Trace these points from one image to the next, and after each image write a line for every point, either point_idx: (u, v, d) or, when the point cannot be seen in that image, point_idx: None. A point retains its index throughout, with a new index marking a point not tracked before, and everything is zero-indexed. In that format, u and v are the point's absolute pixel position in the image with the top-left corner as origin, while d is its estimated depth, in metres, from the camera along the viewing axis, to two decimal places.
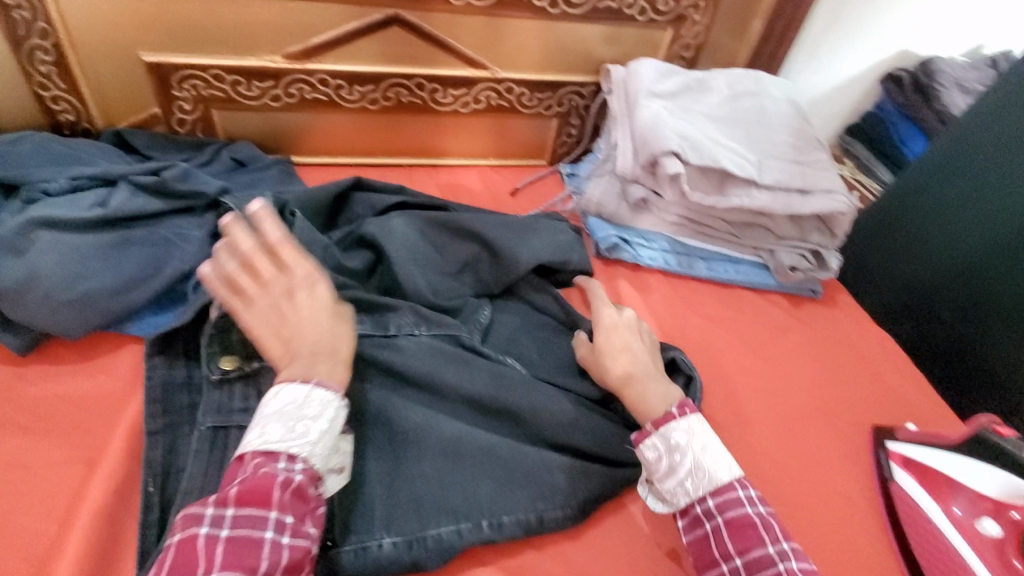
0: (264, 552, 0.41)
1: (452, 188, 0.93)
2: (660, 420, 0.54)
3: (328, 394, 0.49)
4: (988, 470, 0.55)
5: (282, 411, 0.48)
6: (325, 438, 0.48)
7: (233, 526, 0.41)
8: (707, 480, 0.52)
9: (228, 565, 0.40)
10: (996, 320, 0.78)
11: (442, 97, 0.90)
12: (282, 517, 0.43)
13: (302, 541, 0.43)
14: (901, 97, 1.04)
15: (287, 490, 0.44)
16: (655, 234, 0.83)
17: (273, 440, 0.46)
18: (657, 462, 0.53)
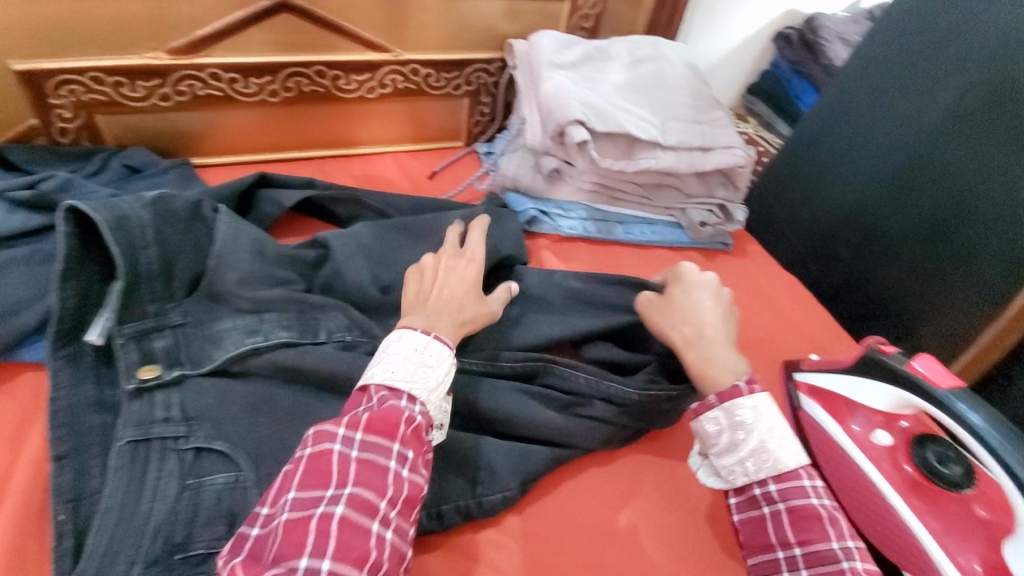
0: (387, 478, 0.46)
1: (368, 177, 0.91)
2: (725, 394, 0.53)
3: (442, 350, 0.54)
4: (879, 387, 0.56)
5: (406, 354, 0.53)
6: (437, 389, 0.53)
7: (362, 449, 0.47)
8: (769, 463, 0.50)
9: (360, 482, 0.45)
10: (883, 252, 0.83)
11: (346, 84, 0.87)
12: (405, 450, 0.48)
13: (417, 478, 0.48)
14: (793, 54, 1.10)
15: (408, 427, 0.49)
16: (573, 204, 0.85)
17: (398, 378, 0.51)
18: (717, 436, 0.52)
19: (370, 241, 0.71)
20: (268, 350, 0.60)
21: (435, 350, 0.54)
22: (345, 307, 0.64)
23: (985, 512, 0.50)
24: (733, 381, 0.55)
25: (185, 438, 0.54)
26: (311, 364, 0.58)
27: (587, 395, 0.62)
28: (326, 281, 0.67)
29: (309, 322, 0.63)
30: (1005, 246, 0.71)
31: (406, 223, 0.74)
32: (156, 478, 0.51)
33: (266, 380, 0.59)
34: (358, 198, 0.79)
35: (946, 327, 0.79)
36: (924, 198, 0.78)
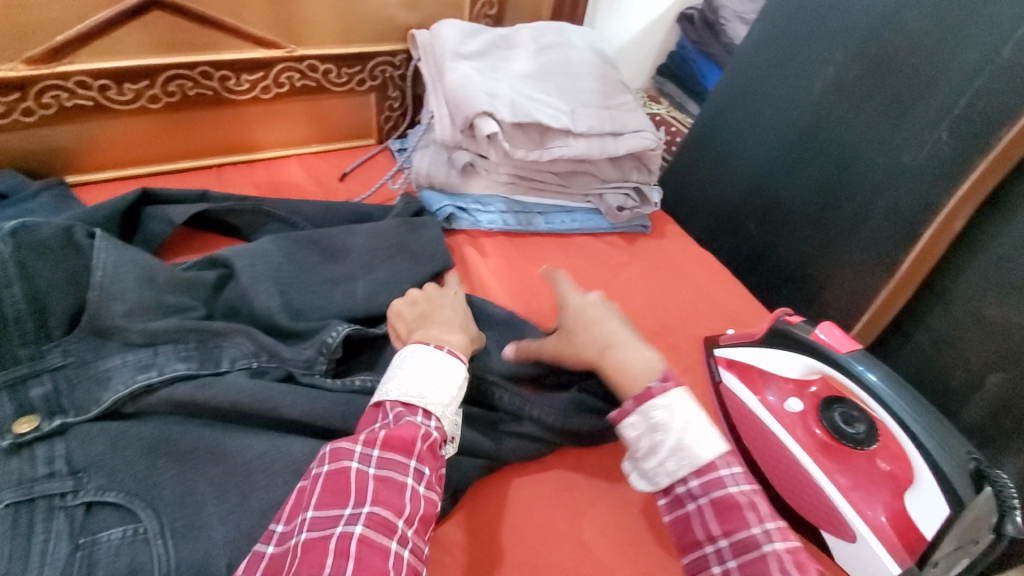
0: (404, 495, 0.46)
1: (273, 183, 0.85)
2: (640, 396, 0.50)
3: (455, 363, 0.54)
4: (789, 356, 0.58)
5: (419, 370, 0.53)
6: (453, 403, 0.52)
7: (380, 466, 0.46)
8: (689, 459, 0.47)
9: (377, 500, 0.45)
10: (786, 222, 0.87)
11: (236, 85, 0.81)
12: (422, 467, 0.47)
13: (434, 496, 0.48)
14: (695, 34, 1.13)
15: (425, 442, 0.48)
16: (490, 197, 0.84)
17: (412, 393, 0.51)
18: (638, 440, 0.49)
19: (274, 254, 0.66)
20: (163, 386, 0.55)
21: (449, 363, 0.54)
22: (248, 331, 0.60)
23: (887, 464, 0.53)
24: (646, 383, 0.53)
25: (73, 493, 0.49)
26: (213, 396, 0.54)
27: (512, 414, 0.59)
28: (231, 304, 0.63)
29: (210, 351, 0.58)
30: (891, 208, 0.75)
31: (317, 237, 0.70)
32: (43, 543, 0.46)
33: (166, 418, 0.54)
34: (258, 207, 0.73)
35: (843, 290, 0.81)
36: (819, 167, 0.82)
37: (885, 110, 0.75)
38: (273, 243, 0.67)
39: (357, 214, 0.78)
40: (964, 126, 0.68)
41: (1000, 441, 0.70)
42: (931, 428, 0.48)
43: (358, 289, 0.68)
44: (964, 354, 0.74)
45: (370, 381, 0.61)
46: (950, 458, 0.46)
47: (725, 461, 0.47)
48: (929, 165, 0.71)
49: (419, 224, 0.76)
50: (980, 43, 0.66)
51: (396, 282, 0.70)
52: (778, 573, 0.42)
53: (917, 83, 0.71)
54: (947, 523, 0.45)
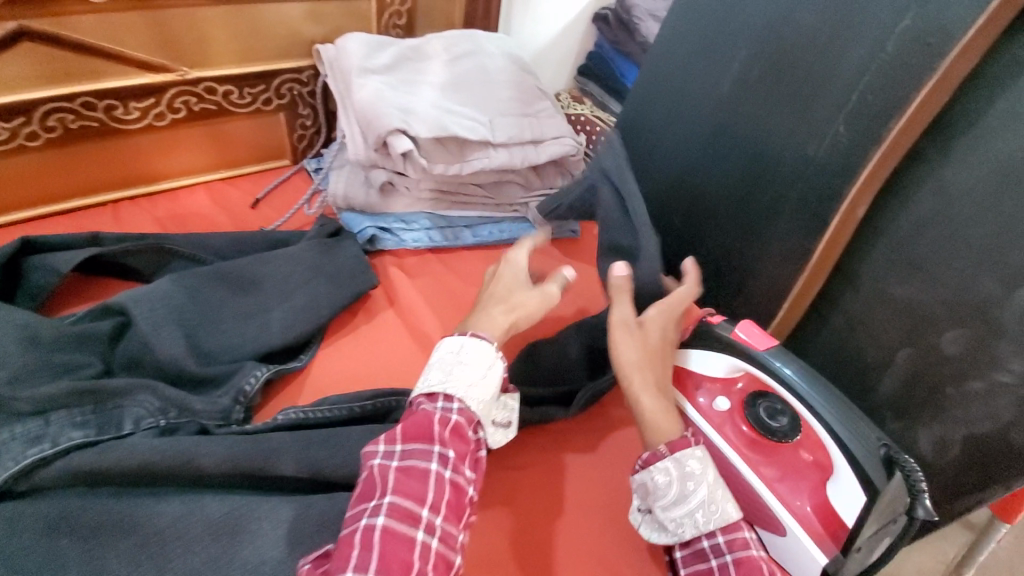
0: (429, 483, 0.44)
1: (178, 217, 0.80)
2: (676, 444, 0.51)
3: (480, 344, 0.52)
4: (714, 356, 0.59)
5: (442, 360, 0.51)
6: (480, 383, 0.50)
7: (401, 457, 0.45)
8: (717, 515, 0.49)
9: (399, 491, 0.43)
10: (709, 217, 0.89)
11: (124, 114, 0.74)
12: (446, 451, 0.46)
13: (462, 480, 0.46)
14: (611, 34, 1.14)
15: (446, 427, 0.47)
16: (414, 214, 0.82)
17: (432, 382, 0.50)
18: (667, 487, 0.50)
19: (177, 295, 0.61)
20: (59, 458, 0.49)
21: (473, 346, 0.51)
22: (152, 386, 0.55)
23: (809, 454, 0.55)
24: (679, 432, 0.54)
25: None
26: (118, 457, 0.49)
27: None
28: (131, 355, 0.58)
29: (110, 414, 0.53)
30: (800, 199, 0.78)
31: (224, 270, 0.66)
32: None
33: (66, 492, 0.48)
34: (160, 246, 0.68)
35: (766, 280, 0.84)
36: (734, 162, 0.84)
37: (788, 105, 0.77)
38: (176, 283, 0.62)
39: (271, 241, 0.74)
40: (858, 118, 0.71)
41: (914, 413, 0.74)
42: (841, 420, 0.50)
43: (273, 322, 0.65)
44: (877, 333, 0.78)
45: (297, 414, 0.59)
46: (862, 448, 0.49)
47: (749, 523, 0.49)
48: (830, 157, 0.74)
49: (338, 248, 0.73)
50: (866, 38, 0.69)
51: (314, 312, 0.67)
52: None
53: (814, 78, 0.74)
54: (863, 511, 0.48)
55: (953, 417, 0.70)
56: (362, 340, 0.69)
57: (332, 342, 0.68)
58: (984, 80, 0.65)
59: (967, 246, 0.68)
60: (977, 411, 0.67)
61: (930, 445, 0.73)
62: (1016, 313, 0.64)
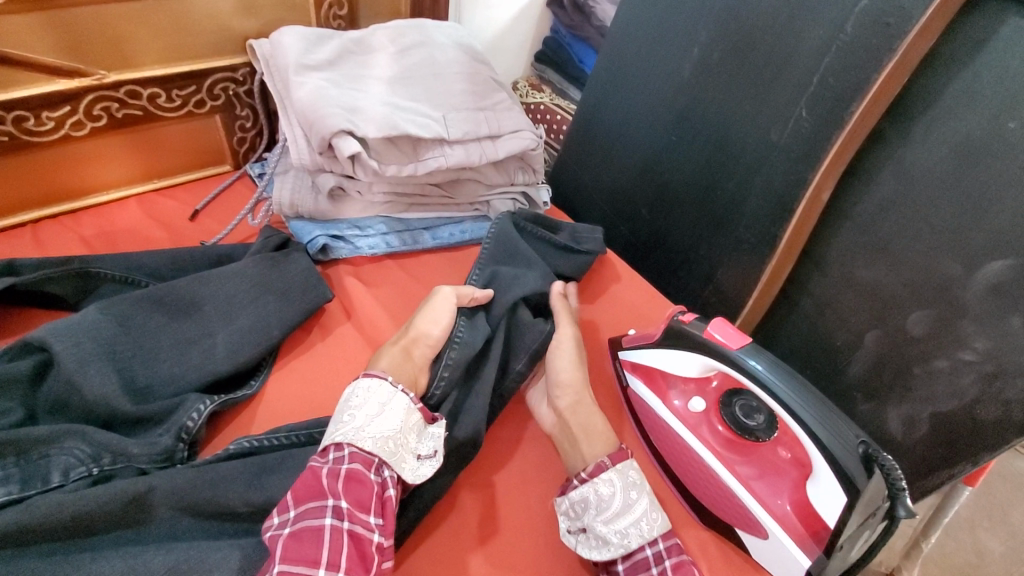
0: (323, 541, 0.43)
1: (107, 236, 0.73)
2: (617, 457, 0.53)
3: (374, 380, 0.52)
4: (685, 357, 0.58)
5: (337, 408, 0.51)
6: (374, 422, 0.50)
7: (294, 521, 0.44)
8: (659, 522, 0.51)
9: (289, 558, 0.42)
10: (674, 207, 0.87)
11: (37, 125, 0.67)
12: (339, 502, 0.45)
13: (363, 529, 0.45)
14: (566, 18, 1.10)
15: (336, 478, 0.46)
16: (368, 219, 0.77)
17: (324, 434, 0.49)
18: (611, 498, 0.51)
19: (106, 325, 0.56)
20: None
21: (364, 383, 0.52)
22: (80, 433, 0.50)
23: (787, 453, 0.55)
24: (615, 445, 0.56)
25: None
26: (46, 510, 0.44)
27: None
28: (56, 397, 0.52)
29: (35, 466, 0.48)
30: (765, 186, 0.76)
31: (160, 292, 0.60)
32: None
33: None
34: (83, 270, 0.62)
35: (733, 267, 0.83)
36: (697, 149, 0.82)
37: (750, 90, 0.75)
38: (103, 312, 0.56)
39: (213, 257, 0.68)
40: (820, 101, 0.69)
41: (884, 393, 0.75)
42: (820, 420, 0.49)
43: (218, 347, 0.59)
44: (845, 316, 0.78)
45: (252, 441, 0.54)
46: (841, 445, 0.48)
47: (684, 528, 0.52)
48: (794, 142, 0.72)
49: (287, 261, 0.68)
50: (825, 20, 0.67)
51: (263, 333, 0.62)
52: None
53: (775, 60, 0.72)
54: (844, 511, 0.47)
55: (922, 396, 0.71)
56: (319, 359, 0.65)
57: (286, 364, 0.64)
58: (943, 59, 0.64)
59: (929, 227, 0.67)
60: (944, 389, 0.68)
61: (899, 424, 0.74)
62: (981, 293, 0.64)
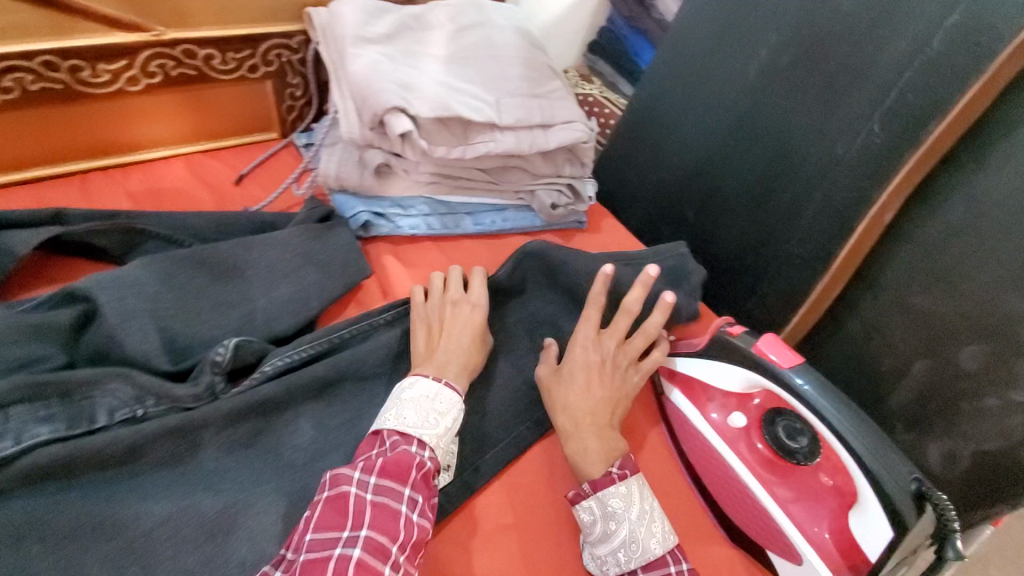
0: (401, 522, 0.46)
1: (152, 192, 0.73)
2: (599, 481, 0.52)
3: (453, 396, 0.55)
4: (731, 370, 0.56)
5: (417, 400, 0.53)
6: (447, 434, 0.53)
7: (375, 493, 0.47)
8: (640, 552, 0.50)
9: (374, 526, 0.45)
10: (724, 213, 0.85)
11: (93, 76, 0.67)
12: (416, 495, 0.48)
13: (428, 524, 0.48)
14: (626, 10, 1.07)
15: (419, 472, 0.49)
16: (412, 199, 0.76)
17: (409, 424, 0.51)
18: (591, 525, 0.51)
19: (150, 282, 0.56)
20: (25, 455, 0.44)
21: (447, 394, 0.55)
22: (127, 376, 0.49)
23: (830, 480, 0.52)
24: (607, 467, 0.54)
25: None
26: (98, 445, 0.45)
27: None
28: (97, 348, 0.52)
29: (79, 406, 0.48)
30: (824, 200, 0.74)
31: (205, 253, 0.59)
32: None
33: (33, 492, 0.44)
34: (130, 227, 0.62)
35: (780, 279, 0.80)
36: (755, 156, 0.80)
37: (817, 99, 0.72)
38: (147, 269, 0.56)
39: (257, 223, 0.68)
40: (894, 117, 0.66)
41: (927, 425, 0.72)
42: (871, 449, 0.47)
43: (258, 313, 0.59)
44: (893, 342, 0.75)
45: (283, 361, 0.56)
46: (892, 476, 0.46)
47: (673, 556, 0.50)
48: (861, 158, 0.69)
49: (331, 234, 0.67)
50: (910, 29, 0.63)
51: (303, 304, 0.61)
52: None
53: (850, 70, 0.69)
54: (891, 542, 0.45)
55: (966, 432, 0.68)
56: None
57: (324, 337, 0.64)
58: None
59: (995, 259, 0.64)
60: (990, 429, 0.65)
61: (939, 459, 0.71)
62: None
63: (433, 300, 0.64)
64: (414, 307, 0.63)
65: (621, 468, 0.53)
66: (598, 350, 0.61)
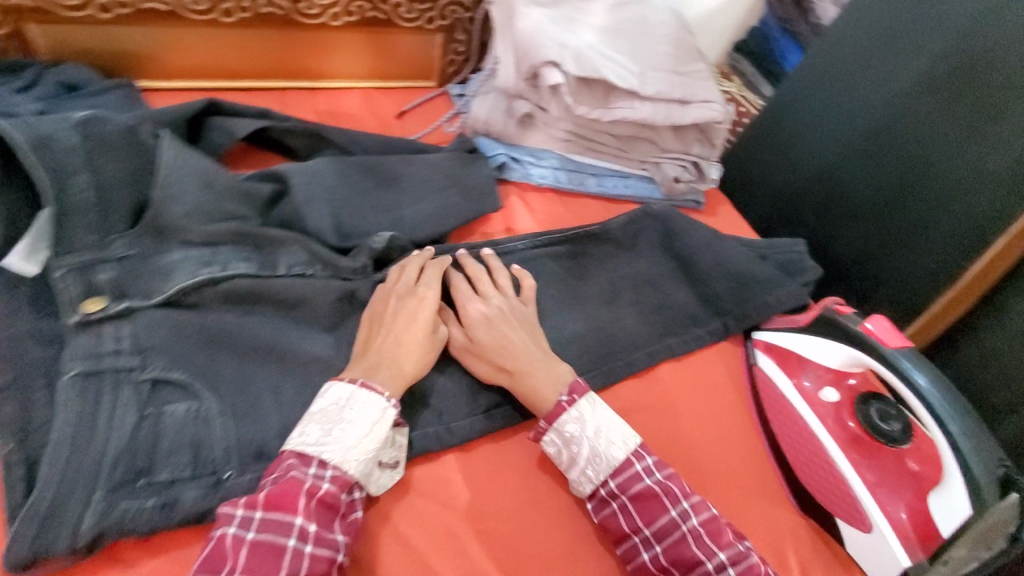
0: (286, 557, 0.43)
1: (331, 114, 0.86)
2: (551, 414, 0.55)
3: (371, 397, 0.51)
4: (832, 346, 0.59)
5: (324, 412, 0.50)
6: (361, 443, 0.49)
7: (258, 530, 0.44)
8: (604, 464, 0.54)
9: (249, 567, 0.42)
10: (844, 216, 0.84)
11: (308, 8, 0.80)
12: (308, 524, 0.45)
13: (325, 552, 0.45)
14: (781, 11, 1.07)
15: (312, 498, 0.46)
16: (546, 152, 0.83)
17: (309, 442, 0.49)
18: (557, 455, 0.55)
19: (330, 174, 0.67)
20: (226, 281, 0.56)
21: (361, 398, 0.50)
22: (305, 240, 0.61)
23: (916, 466, 0.54)
24: (558, 393, 0.57)
25: (139, 370, 0.50)
26: (277, 289, 0.58)
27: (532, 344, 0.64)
28: (284, 219, 0.64)
29: (268, 256, 0.60)
30: (962, 212, 0.72)
31: (372, 162, 0.70)
32: (111, 410, 0.48)
33: (227, 311, 0.56)
34: (319, 133, 0.74)
35: (896, 287, 0.79)
36: (890, 162, 0.78)
37: (975, 111, 0.70)
38: (329, 166, 0.67)
39: (413, 148, 0.78)
40: None
41: None
42: (966, 434, 0.48)
43: (405, 218, 0.69)
44: (1011, 374, 0.72)
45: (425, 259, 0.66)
46: (980, 461, 0.48)
47: (635, 457, 0.54)
48: (1011, 174, 0.67)
49: (475, 164, 0.76)
50: None
51: (441, 219, 0.70)
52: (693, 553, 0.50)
53: (1018, 82, 0.66)
54: (964, 523, 0.48)
55: None
56: None
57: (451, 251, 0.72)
58: None
59: None
60: None
61: None
62: None
63: (393, 288, 0.59)
64: (369, 302, 0.59)
65: (569, 393, 0.55)
66: (488, 304, 0.62)
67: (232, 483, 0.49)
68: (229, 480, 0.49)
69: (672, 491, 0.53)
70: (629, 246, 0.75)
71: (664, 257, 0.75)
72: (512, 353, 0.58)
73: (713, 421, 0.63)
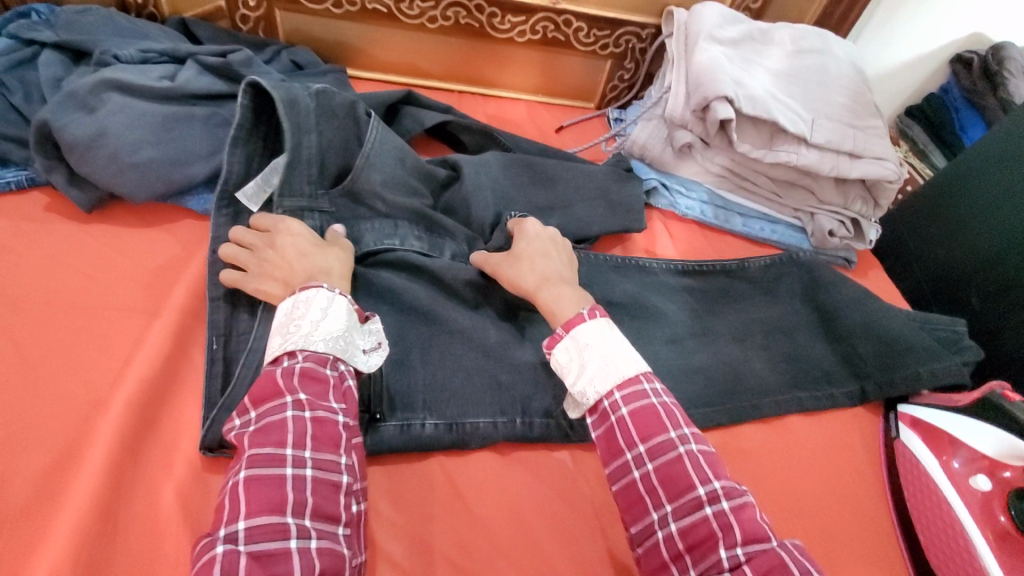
0: (289, 425, 0.44)
1: (498, 119, 0.94)
2: (570, 322, 0.53)
3: (310, 293, 0.51)
4: (988, 429, 0.56)
5: (277, 325, 0.51)
6: (318, 329, 0.50)
7: (259, 419, 0.45)
8: (614, 374, 0.51)
9: (258, 442, 0.44)
10: (1018, 309, 0.76)
11: (500, 24, 0.88)
12: (298, 394, 0.46)
13: (325, 412, 0.46)
14: (969, 82, 1.00)
15: (292, 376, 0.47)
16: (696, 184, 0.84)
17: (276, 346, 0.49)
18: (567, 365, 0.52)
19: (496, 167, 0.73)
20: (399, 249, 0.64)
21: (305, 296, 0.51)
22: (470, 236, 0.69)
23: None
24: (577, 310, 0.56)
25: None
26: (439, 265, 0.64)
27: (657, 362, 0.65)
28: (450, 204, 0.71)
29: (436, 239, 0.67)
30: None
31: (533, 160, 0.76)
32: None
33: (396, 271, 0.64)
34: (491, 133, 0.81)
35: None
36: None
37: None
38: (496, 162, 0.74)
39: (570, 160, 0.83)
40: None
41: None
42: None
43: (555, 221, 0.73)
44: None
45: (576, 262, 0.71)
46: None
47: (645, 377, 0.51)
48: None
49: (627, 184, 0.79)
50: None
51: (585, 227, 0.73)
52: (692, 475, 0.46)
53: None
54: None
55: None
56: None
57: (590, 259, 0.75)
58: None
59: None
60: None
61: None
62: None
63: (261, 252, 0.56)
64: (242, 285, 0.55)
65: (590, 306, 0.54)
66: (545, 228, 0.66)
67: (381, 425, 0.54)
68: (379, 421, 0.54)
69: (676, 416, 0.50)
70: (770, 287, 0.74)
71: (805, 307, 0.73)
72: (536, 266, 0.60)
73: (840, 484, 0.60)
